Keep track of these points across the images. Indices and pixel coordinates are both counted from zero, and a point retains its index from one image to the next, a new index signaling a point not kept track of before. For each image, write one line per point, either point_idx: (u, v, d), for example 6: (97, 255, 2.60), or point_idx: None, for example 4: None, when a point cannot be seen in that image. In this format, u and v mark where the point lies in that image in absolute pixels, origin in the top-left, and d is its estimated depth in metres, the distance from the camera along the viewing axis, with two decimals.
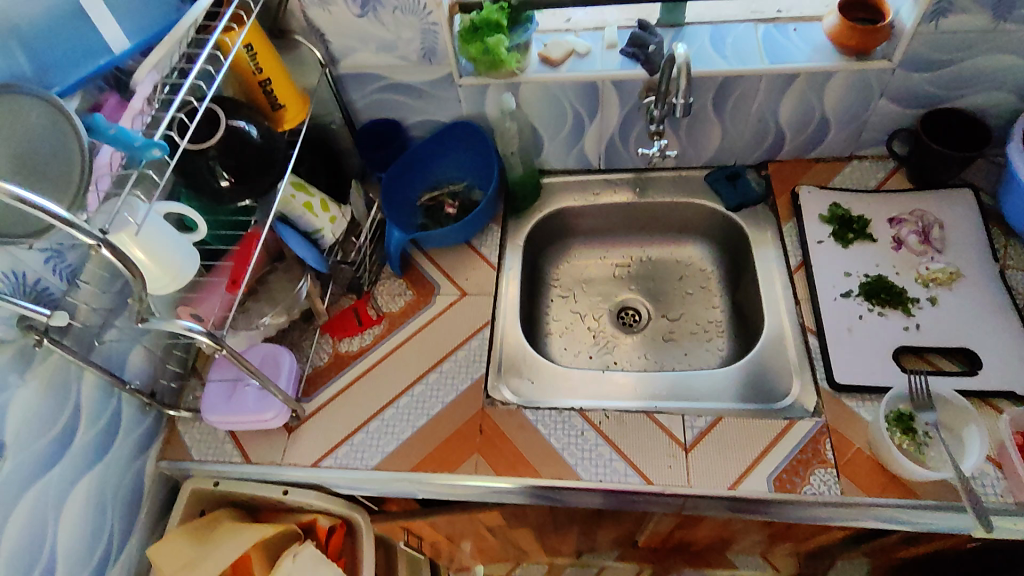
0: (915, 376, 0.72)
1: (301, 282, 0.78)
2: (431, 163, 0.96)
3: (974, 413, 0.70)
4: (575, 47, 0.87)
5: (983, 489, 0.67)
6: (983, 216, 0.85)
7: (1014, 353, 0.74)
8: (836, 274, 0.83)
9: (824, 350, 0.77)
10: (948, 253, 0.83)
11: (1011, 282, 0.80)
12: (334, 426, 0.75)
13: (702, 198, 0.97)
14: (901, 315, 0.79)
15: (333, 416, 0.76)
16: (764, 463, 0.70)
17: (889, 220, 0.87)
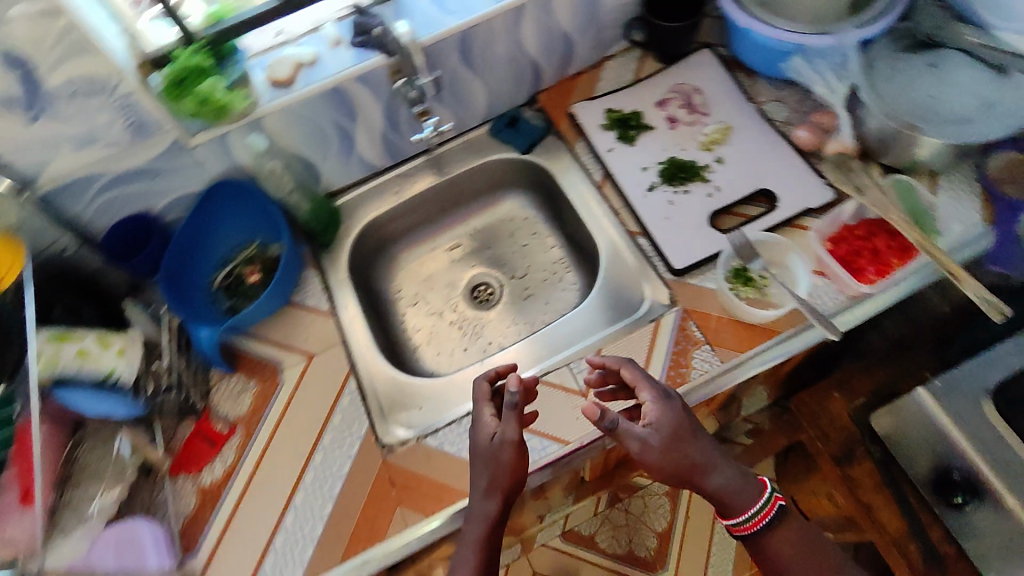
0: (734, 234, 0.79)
1: (118, 442, 0.70)
2: (207, 241, 0.85)
3: (787, 243, 0.78)
4: (300, 58, 0.79)
5: (822, 300, 0.75)
6: (727, 67, 0.93)
7: (796, 174, 0.83)
8: (635, 173, 0.87)
9: (655, 245, 0.81)
10: (715, 112, 0.90)
11: (770, 114, 0.89)
12: (239, 564, 0.66)
13: (494, 152, 0.96)
14: (701, 183, 0.84)
15: (232, 554, 0.67)
16: (652, 369, 0.74)
17: (658, 104, 0.91)
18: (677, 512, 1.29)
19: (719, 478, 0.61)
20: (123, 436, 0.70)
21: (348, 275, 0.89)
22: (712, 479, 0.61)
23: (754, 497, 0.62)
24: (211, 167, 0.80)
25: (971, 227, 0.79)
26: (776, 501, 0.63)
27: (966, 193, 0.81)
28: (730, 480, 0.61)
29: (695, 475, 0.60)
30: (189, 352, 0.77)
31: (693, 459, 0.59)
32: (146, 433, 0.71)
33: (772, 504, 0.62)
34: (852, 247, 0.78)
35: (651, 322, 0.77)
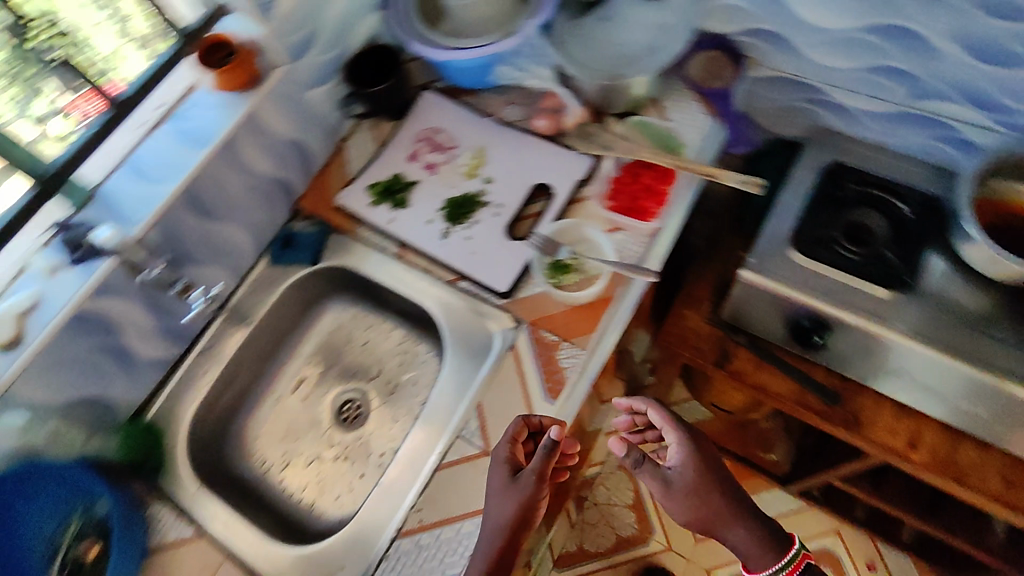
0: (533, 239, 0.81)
1: None
2: (23, 539, 0.73)
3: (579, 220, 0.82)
4: (18, 308, 0.70)
5: (631, 251, 0.80)
6: (450, 96, 0.97)
7: (558, 157, 0.88)
8: (424, 226, 0.86)
9: (476, 281, 0.81)
10: (464, 138, 0.92)
11: (510, 118, 0.93)
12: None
13: (286, 279, 0.91)
14: (484, 207, 0.85)
15: None
16: (533, 393, 0.74)
17: (410, 157, 0.91)
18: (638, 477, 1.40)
19: (743, 533, 0.79)
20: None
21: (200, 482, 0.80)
22: (736, 533, 0.80)
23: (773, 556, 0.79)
24: None
25: (703, 128, 0.90)
26: (804, 559, 0.81)
27: (686, 103, 0.92)
28: (749, 536, 0.79)
29: (723, 522, 0.79)
30: None
31: (717, 508, 0.79)
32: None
33: (800, 562, 0.80)
34: (629, 192, 0.83)
35: (510, 353, 0.77)
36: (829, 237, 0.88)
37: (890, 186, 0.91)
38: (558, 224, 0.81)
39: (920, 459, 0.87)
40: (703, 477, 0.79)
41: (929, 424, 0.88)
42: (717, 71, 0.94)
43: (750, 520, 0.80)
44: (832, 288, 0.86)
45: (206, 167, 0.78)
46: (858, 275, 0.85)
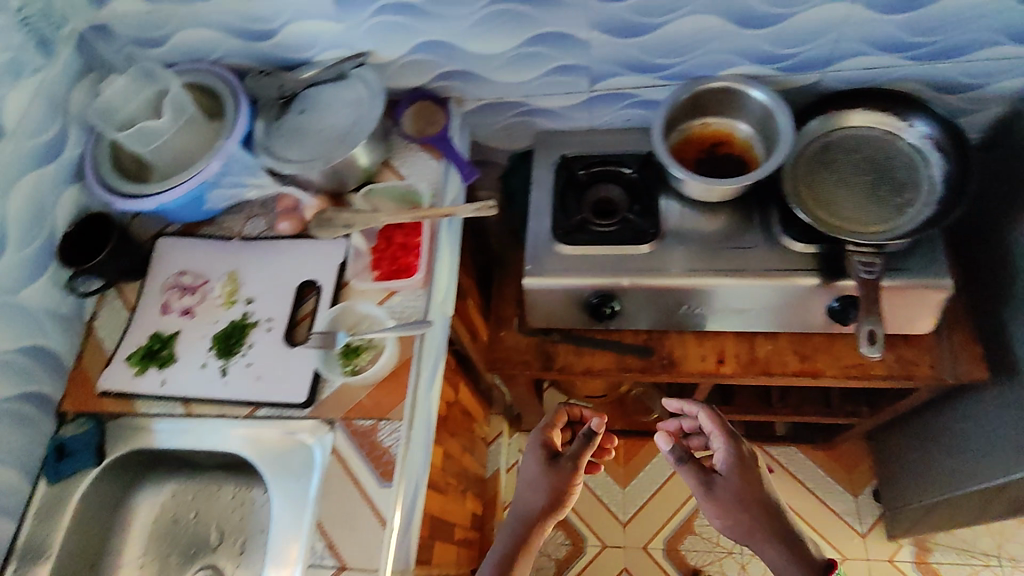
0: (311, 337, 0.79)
1: None
2: None
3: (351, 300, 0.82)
4: None
5: (409, 307, 0.81)
6: (186, 233, 0.93)
7: (312, 250, 0.87)
8: (200, 374, 0.81)
9: (272, 403, 0.78)
10: (213, 269, 0.89)
11: (253, 232, 0.92)
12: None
13: (76, 491, 0.82)
14: (255, 329, 0.83)
15: None
16: (368, 486, 0.73)
17: (162, 310, 0.86)
18: None
19: (776, 555, 0.85)
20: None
21: None
22: (768, 554, 0.85)
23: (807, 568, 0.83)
24: None
25: (434, 175, 0.93)
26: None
27: (414, 157, 0.95)
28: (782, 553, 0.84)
29: (756, 536, 0.85)
30: None
31: (763, 512, 0.86)
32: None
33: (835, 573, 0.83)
34: (388, 257, 0.84)
35: (333, 457, 0.75)
36: (580, 223, 0.97)
37: (611, 159, 1.01)
38: (328, 314, 0.80)
39: (733, 368, 0.95)
40: (760, 495, 0.87)
41: (728, 335, 0.97)
42: (429, 118, 0.98)
43: (784, 539, 0.85)
44: (601, 266, 0.94)
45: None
46: (614, 245, 0.94)
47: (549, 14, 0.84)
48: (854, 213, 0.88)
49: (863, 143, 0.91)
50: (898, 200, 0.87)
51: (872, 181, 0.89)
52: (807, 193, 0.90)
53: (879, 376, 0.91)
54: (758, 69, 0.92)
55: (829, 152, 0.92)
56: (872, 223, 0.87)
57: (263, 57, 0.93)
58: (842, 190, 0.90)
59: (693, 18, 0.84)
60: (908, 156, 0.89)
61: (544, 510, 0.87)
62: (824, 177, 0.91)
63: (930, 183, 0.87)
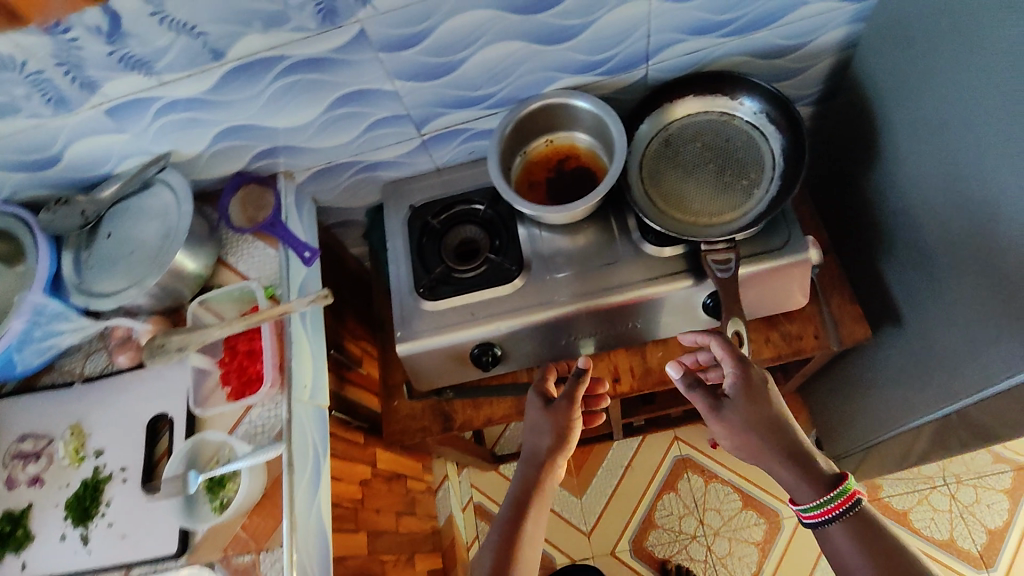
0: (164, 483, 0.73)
1: None
2: None
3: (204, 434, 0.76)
4: None
5: (267, 421, 0.77)
6: (23, 391, 0.85)
7: (159, 381, 0.81)
8: (62, 548, 0.75)
9: (141, 562, 0.72)
10: (58, 425, 0.82)
11: (93, 372, 0.84)
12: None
13: None
14: (110, 483, 0.77)
15: None
16: None
17: (9, 486, 0.79)
18: None
19: (789, 475, 0.74)
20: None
21: None
22: (782, 476, 0.75)
23: (815, 489, 0.71)
24: None
25: (275, 264, 0.87)
26: (856, 497, 0.70)
27: (250, 249, 0.89)
28: (792, 474, 0.74)
29: (763, 455, 0.76)
30: None
31: (770, 434, 0.75)
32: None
33: (850, 495, 0.70)
34: (235, 368, 0.80)
35: None
36: (442, 274, 0.92)
37: (458, 201, 0.98)
38: (172, 460, 0.74)
39: (629, 384, 0.94)
40: (769, 412, 0.76)
41: (618, 351, 0.96)
42: (260, 202, 0.92)
43: (799, 459, 0.74)
44: (474, 314, 0.90)
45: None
46: (481, 288, 0.90)
47: (345, 77, 0.78)
48: (705, 204, 0.87)
49: (699, 130, 0.90)
50: (744, 180, 0.86)
51: (716, 166, 0.88)
52: (656, 193, 0.89)
53: (767, 359, 0.91)
54: (581, 78, 0.88)
55: (669, 146, 0.91)
56: (724, 210, 0.86)
57: (59, 183, 0.85)
58: (689, 182, 0.88)
59: (495, 47, 0.79)
60: (743, 134, 0.88)
61: (547, 452, 0.82)
62: (669, 173, 0.89)
63: (770, 157, 0.86)
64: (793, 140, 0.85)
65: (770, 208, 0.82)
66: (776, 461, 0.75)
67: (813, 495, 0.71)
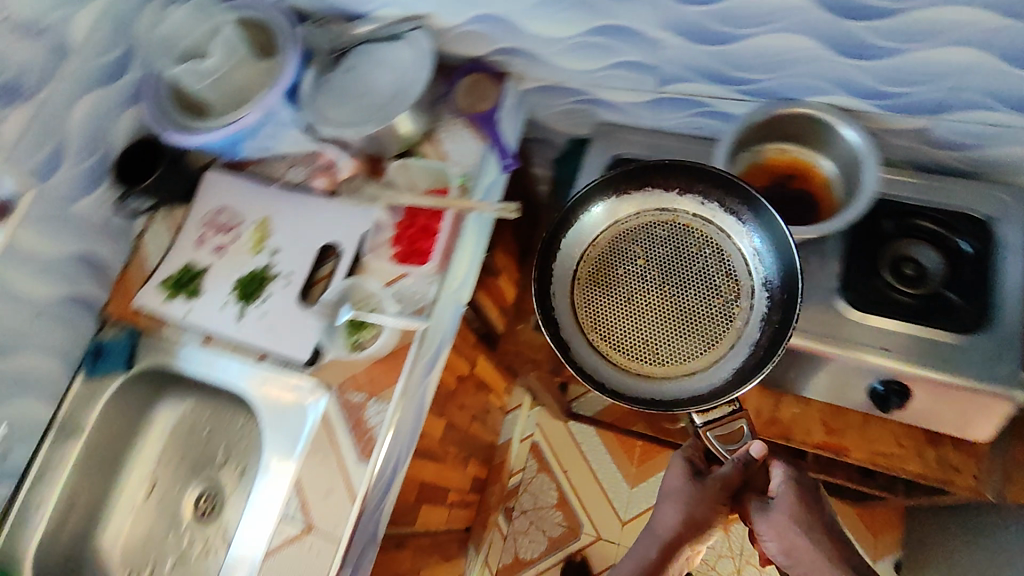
0: (322, 300, 0.84)
1: None
2: None
3: (366, 272, 0.85)
4: None
5: (415, 292, 0.82)
6: (232, 171, 0.98)
7: (339, 214, 0.89)
8: (218, 312, 0.88)
9: (278, 354, 0.83)
10: (246, 216, 0.94)
11: (292, 180, 0.95)
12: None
13: (107, 387, 0.92)
14: (273, 281, 0.87)
15: None
16: (346, 457, 0.77)
17: (197, 246, 0.93)
18: (555, 474, 1.50)
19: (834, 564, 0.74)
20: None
21: None
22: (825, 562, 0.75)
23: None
24: None
25: (475, 154, 0.90)
26: None
27: (460, 132, 0.92)
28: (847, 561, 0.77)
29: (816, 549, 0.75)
30: None
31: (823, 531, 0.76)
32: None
33: None
34: (408, 236, 0.85)
35: (321, 422, 0.80)
36: None
37: (665, 168, 0.94)
38: (337, 286, 0.84)
39: (749, 426, 0.88)
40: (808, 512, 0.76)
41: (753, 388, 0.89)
42: (485, 93, 0.95)
43: (850, 566, 0.75)
44: None
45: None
46: None
47: (623, 6, 0.77)
48: (668, 344, 0.80)
49: (650, 246, 0.85)
50: (718, 298, 0.81)
51: (673, 286, 0.82)
52: (613, 345, 0.82)
53: (909, 473, 0.84)
54: (855, 102, 0.83)
55: (612, 269, 0.85)
56: (700, 349, 0.80)
57: (327, 6, 0.95)
58: (640, 317, 0.82)
59: (788, 35, 0.75)
60: (717, 251, 0.83)
61: (693, 502, 0.80)
62: (617, 314, 0.83)
63: (746, 279, 0.81)
64: (784, 258, 0.78)
65: (771, 335, 0.76)
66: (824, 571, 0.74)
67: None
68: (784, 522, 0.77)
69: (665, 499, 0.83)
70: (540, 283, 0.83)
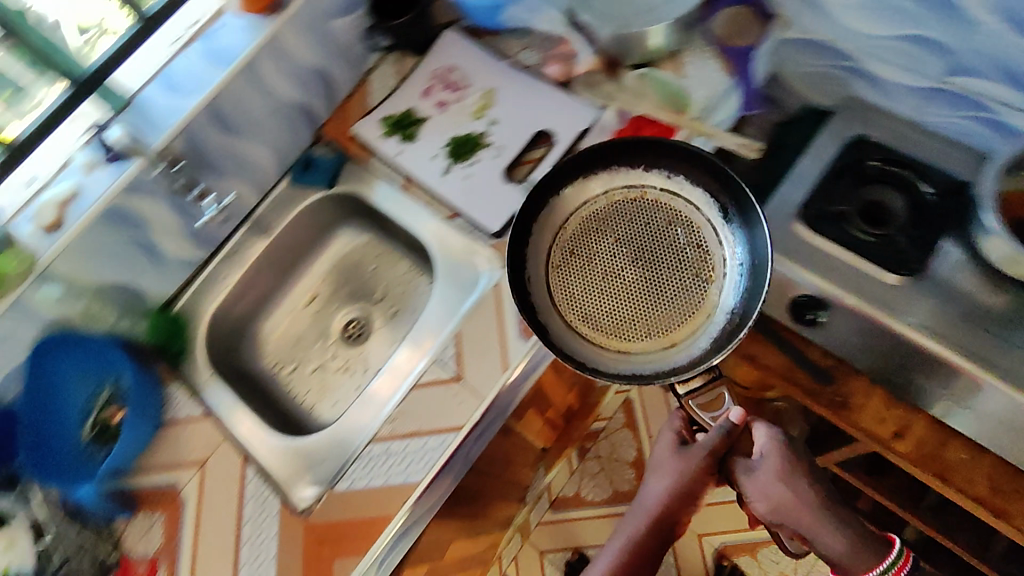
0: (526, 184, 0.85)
1: None
2: (59, 401, 0.83)
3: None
4: (61, 195, 0.77)
5: None
6: (471, 36, 0.97)
7: (564, 107, 0.88)
8: (426, 162, 0.90)
9: (470, 218, 0.86)
10: (474, 83, 0.93)
11: (525, 62, 0.93)
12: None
13: (306, 199, 0.97)
14: (485, 149, 0.88)
15: None
16: (507, 331, 0.79)
17: (422, 96, 0.94)
18: (640, 435, 1.50)
19: (834, 537, 0.69)
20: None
21: (212, 369, 0.89)
22: (823, 532, 0.70)
23: (864, 556, 0.68)
24: (22, 334, 0.78)
25: (714, 88, 0.87)
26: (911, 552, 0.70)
27: (707, 64, 0.89)
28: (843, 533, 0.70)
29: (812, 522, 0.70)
30: (79, 519, 0.78)
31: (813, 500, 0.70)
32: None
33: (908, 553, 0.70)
34: None
35: (493, 290, 0.82)
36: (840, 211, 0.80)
37: (917, 161, 0.81)
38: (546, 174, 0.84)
39: (903, 452, 0.81)
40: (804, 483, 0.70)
41: (922, 419, 0.82)
42: (742, 30, 0.90)
43: (836, 522, 0.70)
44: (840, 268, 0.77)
45: (218, 96, 0.83)
46: (864, 256, 0.77)
47: None
48: (644, 321, 0.69)
49: (630, 222, 0.73)
50: (688, 272, 0.70)
51: (649, 264, 0.71)
52: (593, 324, 0.69)
53: None
54: None
55: (587, 241, 0.73)
56: (676, 322, 0.68)
57: None
58: (624, 296, 0.70)
59: None
60: (690, 225, 0.72)
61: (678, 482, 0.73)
62: (593, 291, 0.70)
63: (718, 251, 0.70)
64: (744, 211, 0.69)
65: (750, 300, 0.66)
66: (822, 532, 0.70)
67: (870, 561, 0.68)
68: (775, 494, 0.70)
69: (652, 472, 0.77)
70: (514, 257, 0.71)
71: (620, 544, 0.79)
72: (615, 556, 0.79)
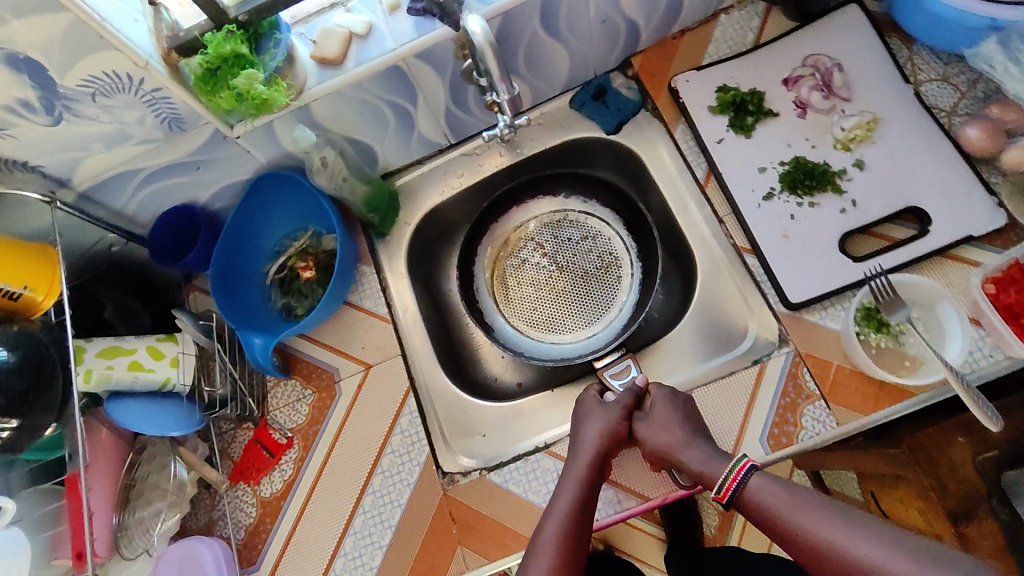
0: (875, 280, 0.61)
1: (174, 462, 0.71)
2: (256, 232, 0.79)
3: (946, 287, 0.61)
4: (351, 29, 0.64)
5: (978, 362, 0.59)
6: (878, 26, 0.71)
7: (960, 190, 0.64)
8: (749, 174, 0.69)
9: (767, 269, 0.66)
10: (856, 98, 0.68)
11: (930, 100, 0.68)
12: (306, 566, 0.70)
13: (577, 129, 0.80)
14: (833, 196, 0.66)
15: (300, 555, 0.70)
16: (750, 427, 0.64)
17: (783, 83, 0.70)
18: None
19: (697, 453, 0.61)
20: (176, 460, 0.71)
21: (406, 267, 0.81)
22: (693, 453, 0.61)
23: (721, 465, 0.60)
24: (256, 156, 0.70)
25: None
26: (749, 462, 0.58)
27: None
28: (705, 453, 0.61)
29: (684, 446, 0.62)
30: (242, 359, 0.77)
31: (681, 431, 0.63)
32: (197, 452, 0.73)
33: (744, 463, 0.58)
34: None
35: (756, 366, 0.66)
36: None
37: None
38: (917, 279, 0.61)
39: None
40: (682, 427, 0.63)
41: None
42: None
43: (708, 446, 0.61)
44: None
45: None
46: None
47: None
48: (567, 318, 0.84)
49: (554, 238, 0.87)
50: (602, 273, 0.84)
51: (575, 273, 0.85)
52: (527, 317, 0.85)
53: None
54: None
55: (524, 253, 0.87)
56: (591, 317, 0.83)
57: None
58: (553, 295, 0.85)
59: None
60: (604, 236, 0.86)
61: (607, 437, 0.65)
62: (531, 292, 0.85)
63: (624, 256, 0.85)
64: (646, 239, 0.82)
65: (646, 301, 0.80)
66: (685, 448, 0.62)
67: (717, 472, 0.60)
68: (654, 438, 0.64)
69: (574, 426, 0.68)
70: (463, 259, 0.86)
71: (570, 494, 0.61)
72: (569, 505, 0.60)
